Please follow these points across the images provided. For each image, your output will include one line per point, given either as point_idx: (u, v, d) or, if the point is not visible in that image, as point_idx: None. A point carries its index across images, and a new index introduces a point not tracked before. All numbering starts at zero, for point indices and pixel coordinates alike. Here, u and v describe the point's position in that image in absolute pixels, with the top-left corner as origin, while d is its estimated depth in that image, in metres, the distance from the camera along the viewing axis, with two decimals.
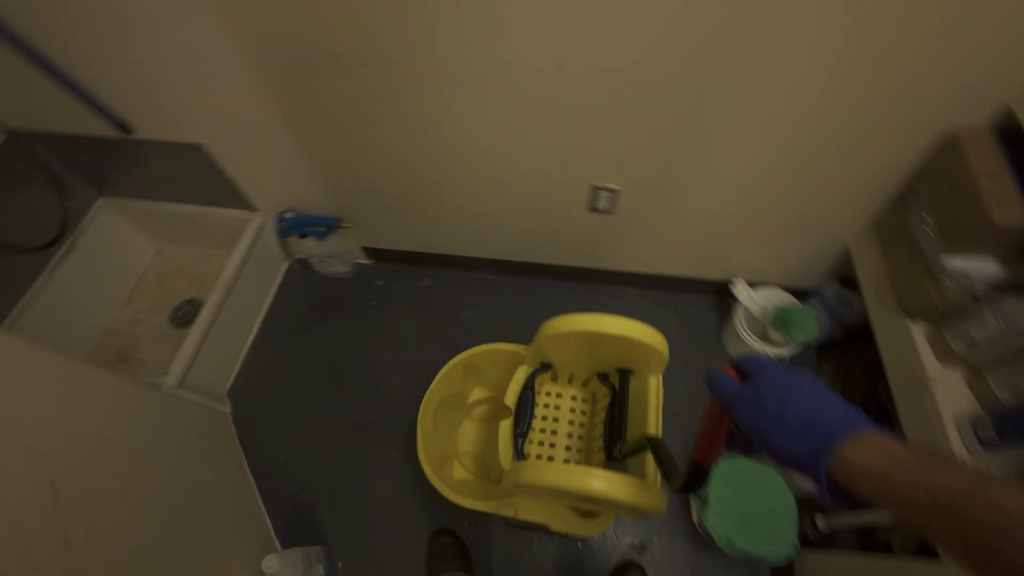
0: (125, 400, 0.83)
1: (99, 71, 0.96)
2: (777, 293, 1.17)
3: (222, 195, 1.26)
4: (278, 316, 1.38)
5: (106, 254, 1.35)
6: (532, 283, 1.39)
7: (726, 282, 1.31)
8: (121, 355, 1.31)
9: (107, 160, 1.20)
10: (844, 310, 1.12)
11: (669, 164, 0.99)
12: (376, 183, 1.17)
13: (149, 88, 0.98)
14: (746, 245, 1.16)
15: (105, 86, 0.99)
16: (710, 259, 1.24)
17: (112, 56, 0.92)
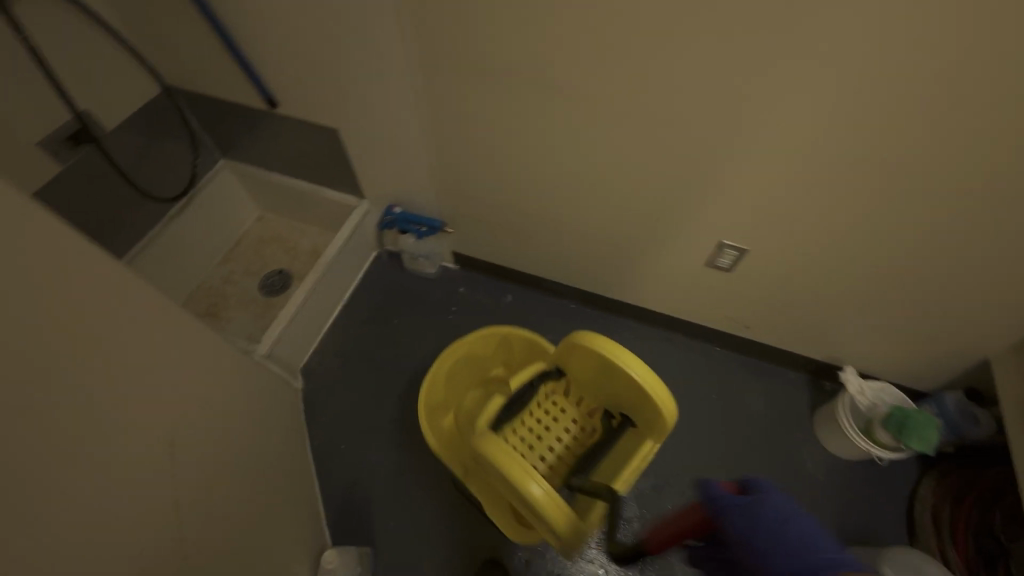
0: (230, 370, 0.84)
1: (268, 49, 1.00)
2: (892, 389, 1.08)
3: (338, 179, 1.29)
4: (360, 303, 1.40)
5: (217, 212, 1.41)
6: (615, 321, 1.36)
7: (826, 363, 1.23)
8: (209, 311, 1.36)
9: (243, 127, 1.26)
10: (965, 425, 1.05)
11: (807, 238, 0.94)
12: (490, 197, 1.17)
13: (307, 73, 1.01)
14: (864, 333, 1.09)
15: (265, 62, 1.03)
16: (816, 337, 1.16)
17: (283, 39, 0.96)
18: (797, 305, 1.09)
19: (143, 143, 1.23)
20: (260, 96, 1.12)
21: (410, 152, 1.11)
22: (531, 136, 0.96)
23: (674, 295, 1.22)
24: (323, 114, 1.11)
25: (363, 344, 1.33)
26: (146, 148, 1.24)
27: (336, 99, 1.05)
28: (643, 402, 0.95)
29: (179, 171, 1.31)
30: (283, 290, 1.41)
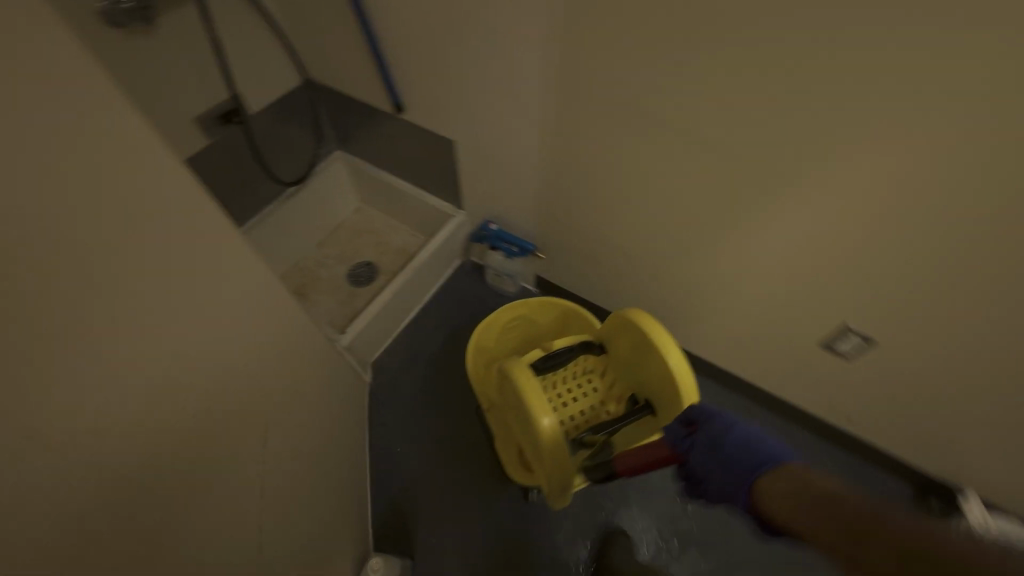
0: (321, 360, 0.87)
1: (408, 60, 1.05)
2: None
3: (442, 187, 1.32)
4: (438, 308, 1.42)
5: (325, 198, 1.49)
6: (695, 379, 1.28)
7: (939, 481, 1.08)
8: (300, 289, 1.44)
9: (366, 126, 1.33)
10: None
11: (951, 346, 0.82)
12: (591, 231, 1.14)
13: (440, 87, 1.05)
14: (1001, 463, 0.93)
15: (402, 71, 1.08)
16: (932, 452, 1.02)
17: (425, 53, 1.00)
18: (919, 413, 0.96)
19: (277, 127, 1.33)
20: (389, 101, 1.17)
21: (519, 174, 1.12)
22: (647, 186, 0.92)
23: (769, 367, 1.12)
24: (443, 126, 1.14)
25: (433, 350, 1.35)
26: (279, 132, 1.34)
27: (460, 115, 1.07)
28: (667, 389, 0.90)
29: (300, 156, 1.40)
30: (368, 282, 1.46)
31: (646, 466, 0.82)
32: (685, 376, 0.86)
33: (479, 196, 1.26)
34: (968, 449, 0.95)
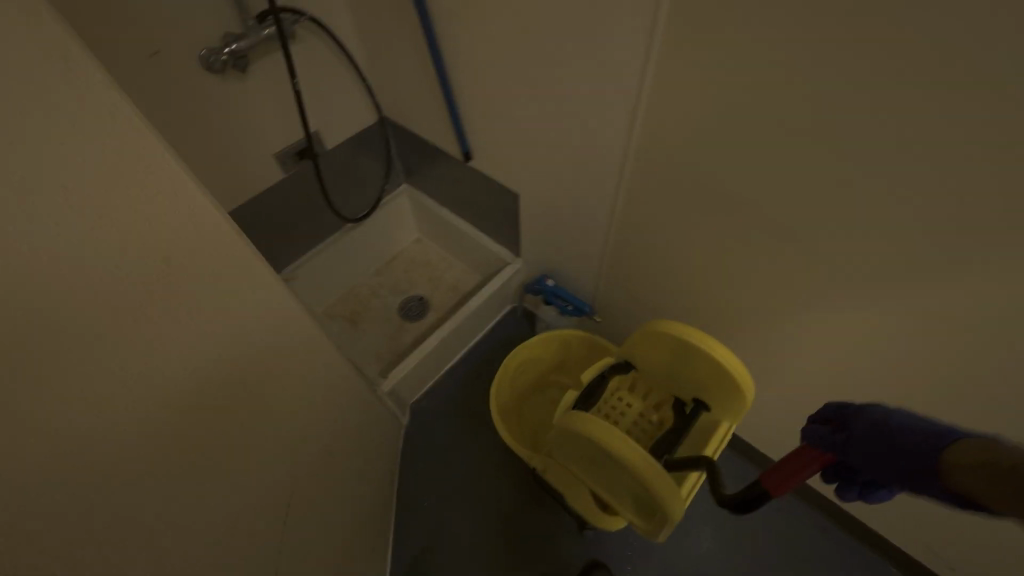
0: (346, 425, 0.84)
1: (480, 109, 1.01)
2: None
3: (502, 233, 1.30)
4: (482, 352, 1.39)
5: (386, 229, 1.51)
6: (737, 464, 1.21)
7: None
8: (351, 317, 1.45)
9: (434, 167, 1.33)
10: None
11: None
12: (652, 303, 1.05)
13: (511, 138, 1.01)
14: None
15: (477, 120, 1.05)
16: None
17: (498, 106, 0.96)
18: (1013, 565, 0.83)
19: (347, 167, 1.34)
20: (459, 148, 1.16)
21: (583, 235, 1.06)
22: (726, 271, 0.84)
23: None
24: (512, 177, 1.10)
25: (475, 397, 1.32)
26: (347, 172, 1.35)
27: (531, 169, 1.03)
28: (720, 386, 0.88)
29: (365, 193, 1.41)
30: (418, 317, 1.45)
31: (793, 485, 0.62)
32: (734, 371, 0.84)
33: (539, 248, 1.22)
34: None
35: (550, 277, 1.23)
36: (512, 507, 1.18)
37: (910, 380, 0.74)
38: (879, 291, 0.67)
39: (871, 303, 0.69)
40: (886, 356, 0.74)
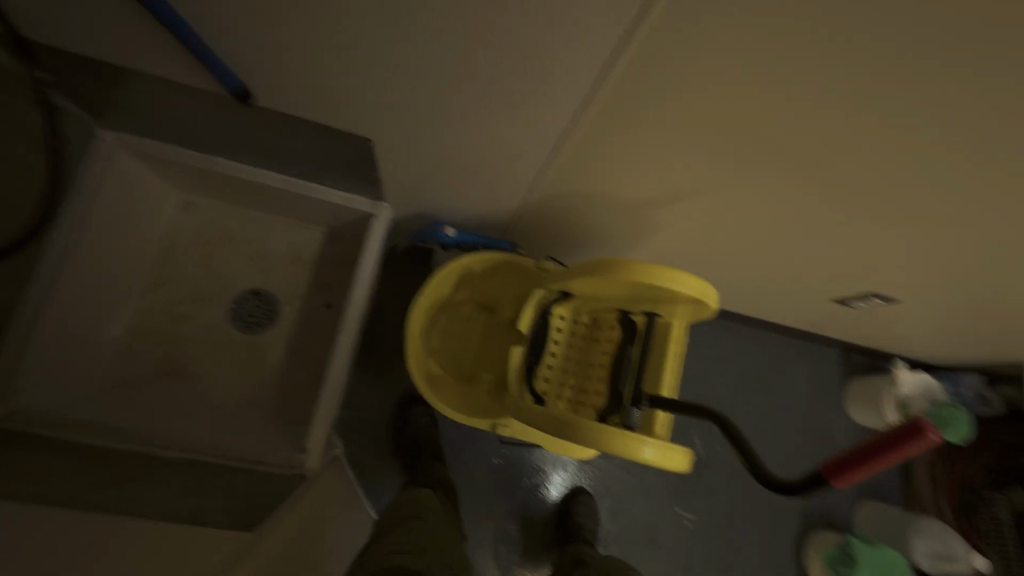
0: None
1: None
2: (929, 380, 1.14)
3: (338, 174, 0.87)
4: (379, 327, 1.08)
5: (127, 216, 0.89)
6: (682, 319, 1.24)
7: (863, 347, 1.27)
8: (169, 367, 0.95)
9: (140, 95, 0.71)
10: (975, 404, 1.17)
11: (958, 296, 0.81)
12: (580, 223, 0.84)
13: (299, 43, 0.55)
14: (930, 343, 1.08)
15: (208, 15, 0.54)
16: (877, 342, 1.17)
17: None
18: (879, 325, 1.04)
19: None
20: (228, 89, 0.65)
21: (486, 173, 0.75)
22: (692, 188, 0.67)
23: (756, 307, 1.10)
24: (347, 111, 0.67)
25: (402, 378, 1.08)
26: None
27: (377, 93, 0.61)
28: (681, 305, 0.65)
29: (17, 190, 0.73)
30: (268, 320, 1.01)
31: None
32: (693, 289, 0.60)
33: (414, 191, 0.85)
34: (907, 339, 1.08)
35: (449, 228, 0.92)
36: (496, 462, 1.10)
37: (857, 251, 0.74)
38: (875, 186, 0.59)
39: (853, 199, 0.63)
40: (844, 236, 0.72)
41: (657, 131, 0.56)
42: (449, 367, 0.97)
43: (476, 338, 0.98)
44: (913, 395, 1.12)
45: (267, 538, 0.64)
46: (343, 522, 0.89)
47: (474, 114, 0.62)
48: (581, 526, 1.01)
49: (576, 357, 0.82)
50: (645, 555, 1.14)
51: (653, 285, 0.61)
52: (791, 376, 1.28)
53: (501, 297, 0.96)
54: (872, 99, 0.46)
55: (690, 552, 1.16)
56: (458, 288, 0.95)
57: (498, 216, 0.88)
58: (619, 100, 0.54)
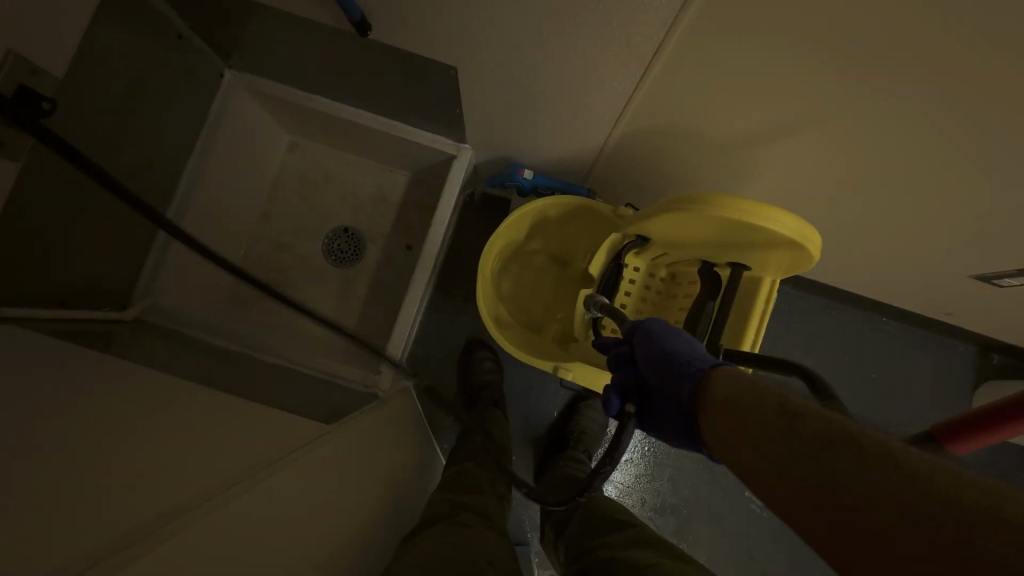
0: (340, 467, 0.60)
1: None
2: None
3: (425, 115, 0.90)
4: (455, 270, 1.12)
5: (246, 151, 1.00)
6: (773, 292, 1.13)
7: (1002, 342, 1.08)
8: (273, 291, 1.07)
9: (260, 35, 0.79)
10: None
11: None
12: (668, 168, 0.79)
13: None
14: None
15: None
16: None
17: None
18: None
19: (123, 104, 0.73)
20: (349, 22, 0.66)
21: (568, 108, 0.72)
22: (801, 123, 0.60)
23: (865, 282, 0.97)
24: (437, 42, 0.67)
25: (473, 322, 1.12)
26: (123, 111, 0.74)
27: (465, 18, 0.61)
28: (778, 252, 0.59)
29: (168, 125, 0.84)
30: (355, 256, 1.09)
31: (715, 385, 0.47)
32: (792, 230, 0.53)
33: (496, 130, 0.86)
34: None
35: (526, 170, 0.90)
36: (556, 415, 1.11)
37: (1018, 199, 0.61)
38: None
39: (1021, 132, 0.51)
40: (997, 185, 0.59)
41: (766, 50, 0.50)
42: (518, 315, 0.97)
43: (545, 287, 0.98)
44: None
45: (347, 427, 0.69)
46: (422, 437, 0.96)
47: (561, 36, 0.59)
48: (584, 432, 1.03)
49: (649, 306, 0.79)
50: (709, 531, 1.09)
51: (749, 224, 0.55)
52: (908, 370, 1.12)
53: (575, 249, 0.95)
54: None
55: (759, 535, 1.09)
56: (531, 235, 0.94)
57: (579, 158, 0.86)
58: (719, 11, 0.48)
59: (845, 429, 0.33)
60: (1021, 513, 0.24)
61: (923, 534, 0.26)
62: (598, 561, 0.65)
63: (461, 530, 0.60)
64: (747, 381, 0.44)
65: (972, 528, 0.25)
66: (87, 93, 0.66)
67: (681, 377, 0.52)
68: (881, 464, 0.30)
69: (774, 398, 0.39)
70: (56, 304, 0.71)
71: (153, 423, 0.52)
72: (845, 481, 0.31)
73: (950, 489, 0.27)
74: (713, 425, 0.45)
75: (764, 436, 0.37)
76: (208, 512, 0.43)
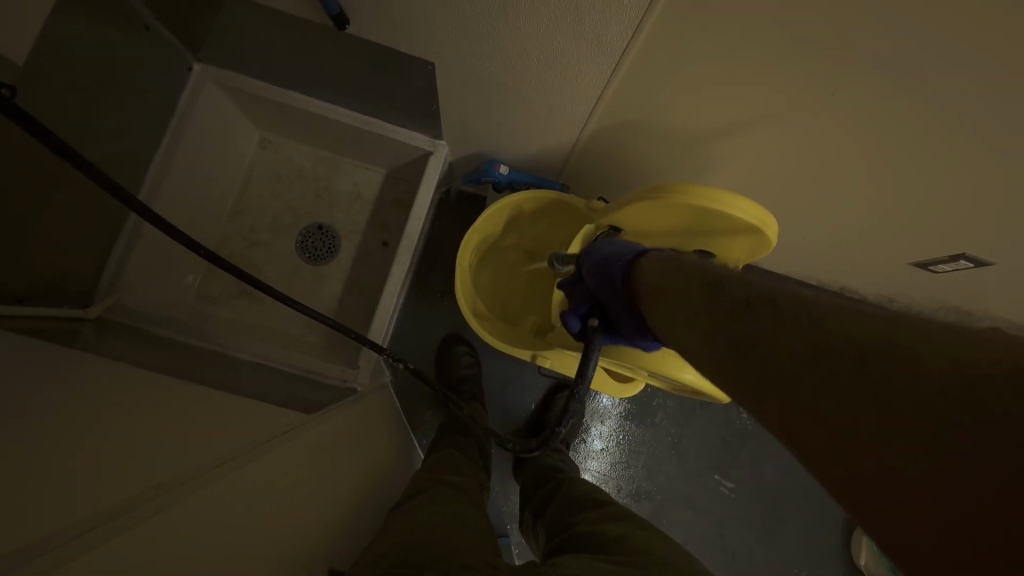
0: (321, 455, 0.60)
1: None
2: None
3: (402, 111, 0.91)
4: (432, 266, 1.13)
5: (215, 146, 0.99)
6: None
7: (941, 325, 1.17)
8: (245, 288, 1.05)
9: (236, 27, 0.78)
10: None
11: None
12: (638, 164, 0.83)
13: None
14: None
15: None
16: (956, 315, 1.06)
17: None
18: (965, 296, 0.96)
19: (83, 88, 0.70)
20: (329, 16, 0.67)
21: (541, 104, 0.75)
22: (757, 120, 0.64)
23: (820, 270, 1.04)
24: (415, 39, 0.69)
25: (450, 317, 1.13)
26: (84, 96, 0.70)
27: (444, 16, 0.63)
28: (741, 238, 0.63)
29: (133, 118, 0.82)
30: (331, 253, 1.08)
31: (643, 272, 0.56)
32: (753, 215, 0.58)
33: (472, 126, 0.88)
34: (994, 313, 0.99)
35: (501, 164, 0.93)
36: (534, 407, 1.13)
37: (948, 187, 0.67)
38: (972, 113, 0.54)
39: (949, 131, 0.57)
40: (930, 174, 0.66)
41: (727, 50, 0.54)
42: (495, 307, 0.99)
43: (521, 280, 1.00)
44: None
45: (328, 416, 0.70)
46: (401, 431, 0.96)
47: (536, 36, 0.62)
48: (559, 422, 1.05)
49: None
50: (683, 513, 1.13)
51: (711, 210, 0.59)
52: None
53: (550, 243, 0.98)
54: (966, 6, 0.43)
55: (728, 515, 1.14)
56: (507, 228, 0.96)
57: (553, 153, 0.89)
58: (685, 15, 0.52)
59: (760, 297, 0.38)
60: (909, 337, 0.27)
61: (825, 368, 0.29)
62: (568, 539, 0.68)
63: (442, 502, 0.61)
64: (680, 267, 0.50)
65: (871, 357, 0.27)
66: (47, 78, 0.63)
67: (618, 276, 0.59)
68: (796, 324, 0.33)
69: (699, 277, 0.46)
70: (13, 301, 0.67)
71: (127, 416, 0.51)
72: (764, 341, 0.35)
73: (852, 328, 0.29)
74: (652, 305, 0.52)
75: (699, 311, 0.44)
76: (192, 496, 0.42)
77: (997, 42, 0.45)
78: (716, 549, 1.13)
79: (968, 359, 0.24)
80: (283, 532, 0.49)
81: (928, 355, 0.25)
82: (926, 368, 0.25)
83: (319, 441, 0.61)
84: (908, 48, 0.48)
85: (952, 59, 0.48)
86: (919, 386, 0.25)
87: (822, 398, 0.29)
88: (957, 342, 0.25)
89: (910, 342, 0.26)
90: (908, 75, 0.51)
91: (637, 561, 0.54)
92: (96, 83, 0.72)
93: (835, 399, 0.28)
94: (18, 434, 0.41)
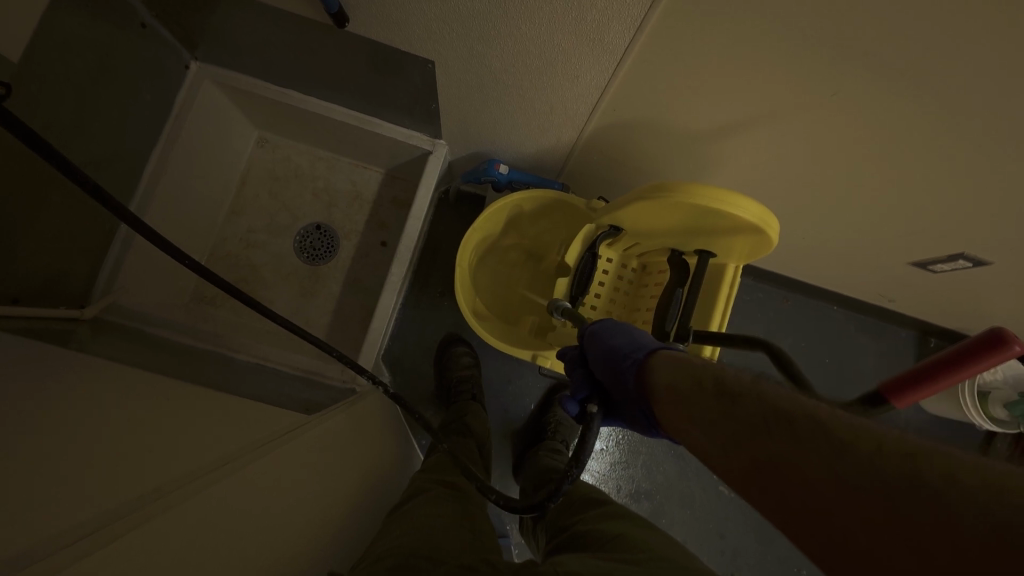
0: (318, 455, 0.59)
1: None
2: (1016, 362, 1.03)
3: (401, 111, 0.90)
4: (431, 265, 1.13)
5: (211, 145, 0.98)
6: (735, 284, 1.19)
7: (937, 324, 1.18)
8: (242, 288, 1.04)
9: (233, 25, 0.78)
10: None
11: None
12: (637, 163, 0.83)
13: None
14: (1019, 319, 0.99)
15: None
16: (952, 313, 1.07)
17: None
18: (961, 296, 0.97)
19: (79, 87, 0.69)
20: (329, 15, 0.67)
21: (542, 104, 0.75)
22: (757, 120, 0.65)
23: (817, 269, 1.05)
24: (415, 38, 0.69)
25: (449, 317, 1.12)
26: (80, 94, 0.69)
27: (444, 14, 0.63)
28: (742, 238, 0.63)
29: (130, 117, 0.81)
30: (329, 252, 1.08)
31: (657, 369, 0.54)
32: (755, 214, 0.57)
33: (472, 125, 0.87)
34: (989, 313, 1.00)
35: (500, 163, 0.93)
36: (534, 406, 1.13)
37: (946, 187, 0.68)
38: (972, 113, 0.54)
39: (946, 132, 0.58)
40: (928, 174, 0.66)
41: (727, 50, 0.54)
42: (495, 306, 0.99)
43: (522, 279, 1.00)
44: (995, 377, 1.02)
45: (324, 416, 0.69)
46: (399, 426, 0.96)
47: (537, 35, 0.61)
48: (559, 422, 1.06)
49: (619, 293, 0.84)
50: (683, 513, 1.13)
51: (713, 209, 0.59)
52: (855, 352, 1.21)
53: (550, 242, 0.98)
54: (963, 8, 0.43)
55: (727, 514, 1.14)
56: (507, 229, 0.96)
57: (553, 153, 0.89)
58: (685, 15, 0.52)
59: (777, 410, 0.39)
60: (937, 468, 0.29)
61: (858, 493, 0.31)
62: (569, 539, 0.68)
63: (441, 503, 0.60)
64: (691, 366, 0.50)
65: (901, 488, 0.29)
66: (44, 75, 0.63)
67: (627, 368, 0.57)
68: (815, 442, 0.34)
69: (713, 383, 0.45)
70: (7, 302, 0.66)
71: (119, 416, 0.50)
72: (785, 462, 0.35)
73: (880, 459, 0.31)
74: (663, 408, 0.50)
75: (715, 425, 0.42)
76: (185, 501, 0.41)
77: (996, 42, 0.45)
78: (716, 548, 1.12)
79: (992, 502, 0.27)
80: (281, 533, 0.48)
81: (954, 489, 0.28)
82: (958, 504, 0.27)
83: (316, 442, 0.60)
84: (909, 48, 0.48)
85: (949, 62, 0.48)
86: (955, 505, 0.27)
87: (855, 526, 0.30)
88: (971, 474, 0.29)
89: (935, 474, 0.29)
90: (909, 75, 0.51)
91: (637, 555, 0.54)
92: (93, 82, 0.72)
93: (868, 526, 0.30)
94: (14, 437, 0.41)
